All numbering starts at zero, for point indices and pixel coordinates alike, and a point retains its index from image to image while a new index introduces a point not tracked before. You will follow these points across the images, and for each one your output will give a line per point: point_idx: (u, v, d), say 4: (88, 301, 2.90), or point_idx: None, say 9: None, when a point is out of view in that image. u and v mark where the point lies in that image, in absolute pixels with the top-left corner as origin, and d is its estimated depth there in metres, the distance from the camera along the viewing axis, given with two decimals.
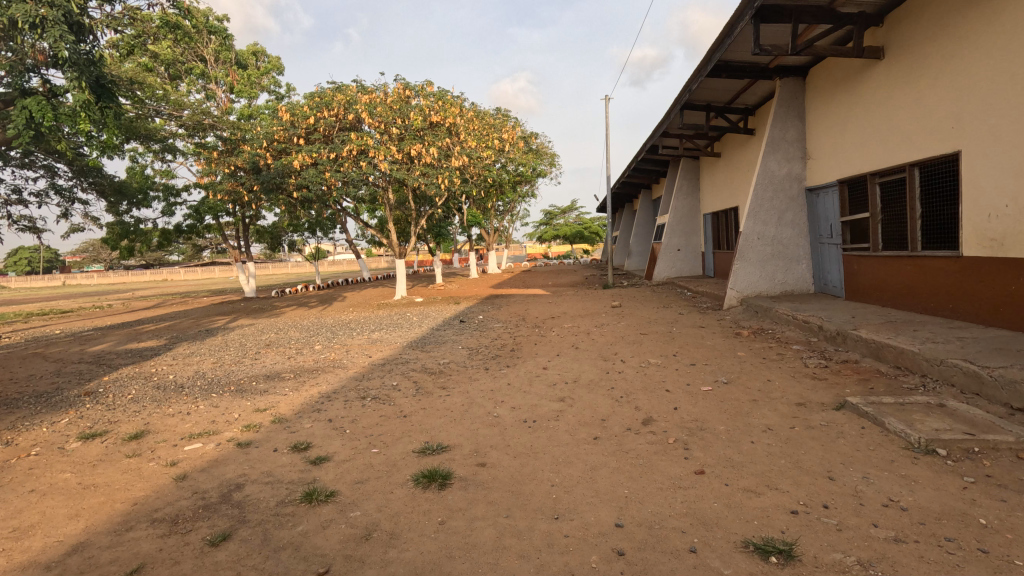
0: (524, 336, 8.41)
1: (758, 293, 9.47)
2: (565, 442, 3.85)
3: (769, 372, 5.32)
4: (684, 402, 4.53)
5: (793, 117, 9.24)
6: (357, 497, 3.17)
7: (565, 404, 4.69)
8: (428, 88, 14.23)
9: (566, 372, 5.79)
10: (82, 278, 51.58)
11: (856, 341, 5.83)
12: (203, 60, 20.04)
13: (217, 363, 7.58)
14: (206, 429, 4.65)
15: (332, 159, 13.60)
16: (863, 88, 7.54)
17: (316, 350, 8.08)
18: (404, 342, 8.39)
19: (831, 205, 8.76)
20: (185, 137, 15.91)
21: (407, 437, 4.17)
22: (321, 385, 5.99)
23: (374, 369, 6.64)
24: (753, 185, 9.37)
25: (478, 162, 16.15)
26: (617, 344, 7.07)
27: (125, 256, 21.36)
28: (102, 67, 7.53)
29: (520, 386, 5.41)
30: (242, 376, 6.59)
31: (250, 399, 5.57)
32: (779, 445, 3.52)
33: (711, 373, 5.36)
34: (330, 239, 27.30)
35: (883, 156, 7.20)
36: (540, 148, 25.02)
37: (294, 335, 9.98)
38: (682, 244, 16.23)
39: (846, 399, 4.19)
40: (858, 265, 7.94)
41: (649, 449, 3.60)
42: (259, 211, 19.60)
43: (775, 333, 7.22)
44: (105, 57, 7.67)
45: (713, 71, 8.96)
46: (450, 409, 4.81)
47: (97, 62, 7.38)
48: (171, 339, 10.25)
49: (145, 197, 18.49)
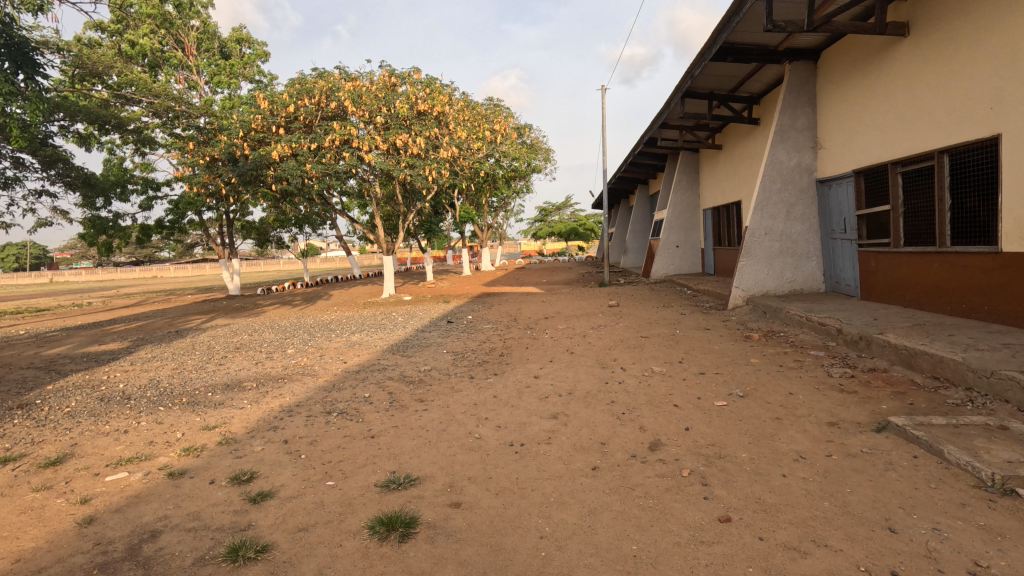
0: (514, 338, 7.75)
1: (766, 292, 8.86)
2: (557, 474, 3.20)
3: (789, 383, 4.70)
4: (696, 422, 3.89)
5: (803, 103, 8.63)
6: (296, 553, 2.52)
7: (558, 423, 4.05)
8: (415, 75, 13.61)
9: (560, 382, 5.15)
10: (70, 275, 50.67)
11: (883, 347, 5.23)
12: (184, 48, 19.21)
13: (176, 370, 6.88)
14: (139, 453, 3.97)
15: (313, 150, 12.93)
16: (885, 71, 6.93)
17: (287, 355, 7.39)
18: (385, 346, 7.72)
19: (845, 197, 8.16)
20: (161, 128, 15.16)
21: (370, 465, 3.52)
22: (284, 397, 5.32)
23: (348, 377, 5.97)
24: (760, 176, 8.74)
25: (469, 154, 15.48)
26: (616, 348, 6.44)
27: (102, 252, 20.50)
28: (19, 31, 6.67)
29: (508, 398, 4.76)
30: (199, 386, 5.90)
31: (200, 413, 4.88)
32: (817, 480, 2.90)
33: (724, 385, 4.74)
34: (318, 235, 26.54)
35: (907, 143, 6.58)
36: (534, 142, 24.39)
37: (268, 336, 9.29)
38: (682, 240, 15.62)
39: (888, 420, 3.57)
40: (875, 262, 7.34)
41: (660, 486, 2.97)
42: (242, 206, 18.90)
43: (788, 337, 6.61)
44: (22, 19, 6.73)
45: (719, 54, 8.31)
46: (425, 428, 4.15)
47: (8, 23, 6.53)
48: (136, 341, 9.50)
49: (122, 191, 17.69)
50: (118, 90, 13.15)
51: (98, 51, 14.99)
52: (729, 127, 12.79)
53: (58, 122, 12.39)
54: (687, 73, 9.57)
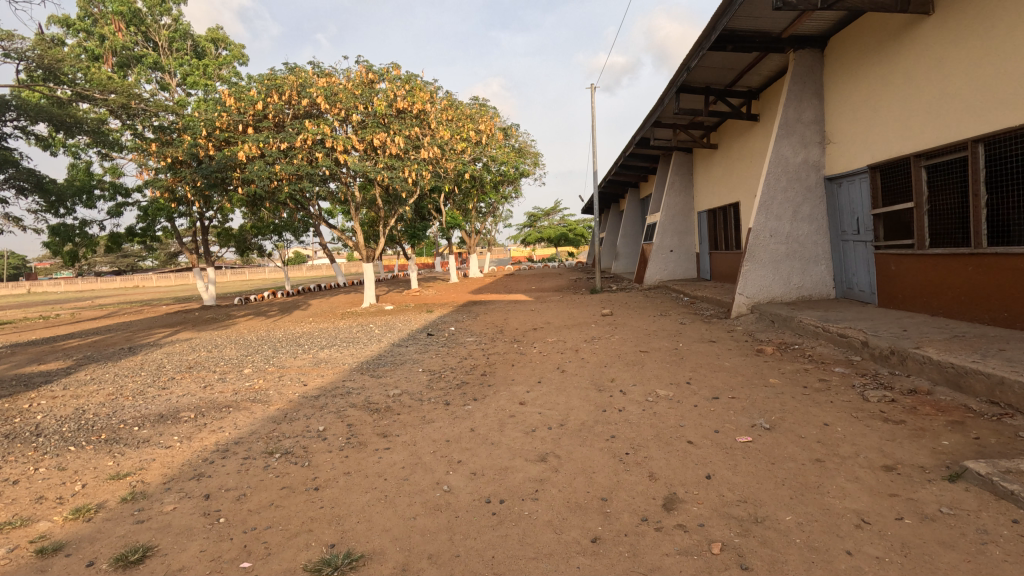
0: (500, 354, 6.96)
1: (772, 299, 8.18)
2: (546, 551, 2.41)
3: (821, 411, 3.95)
4: (718, 467, 3.12)
5: (810, 95, 8.01)
6: None
7: (548, 469, 3.27)
8: (394, 71, 12.84)
9: (550, 411, 4.38)
10: (47, 283, 49.05)
11: (922, 364, 4.52)
12: (154, 47, 18.22)
13: (111, 396, 5.99)
14: (15, 517, 3.10)
15: (284, 150, 12.11)
16: (906, 55, 6.32)
17: (241, 376, 6.53)
18: (354, 364, 6.89)
19: (858, 195, 7.49)
20: (125, 128, 14.26)
21: (304, 536, 2.71)
22: (223, 431, 4.47)
23: (304, 405, 5.13)
24: (765, 174, 8.07)
25: (453, 155, 14.69)
26: (613, 366, 5.69)
27: (68, 262, 19.42)
28: None
29: (487, 433, 3.97)
30: (127, 418, 5.01)
31: (114, 456, 4.02)
32: (897, 563, 2.14)
33: (744, 413, 3.99)
34: (298, 242, 25.53)
35: (931, 131, 5.96)
36: (522, 146, 23.73)
37: (229, 353, 8.41)
38: (676, 244, 14.92)
39: (962, 466, 2.83)
40: (895, 266, 6.67)
41: (686, 571, 2.19)
42: (216, 212, 17.99)
43: (804, 350, 5.89)
44: None
45: (718, 41, 7.67)
46: (382, 476, 3.35)
47: None
48: (82, 359, 8.55)
49: (87, 197, 16.71)
50: (74, 87, 12.26)
51: (59, 47, 14.11)
52: (725, 125, 12.16)
53: (8, 123, 11.48)
54: (682, 65, 8.94)
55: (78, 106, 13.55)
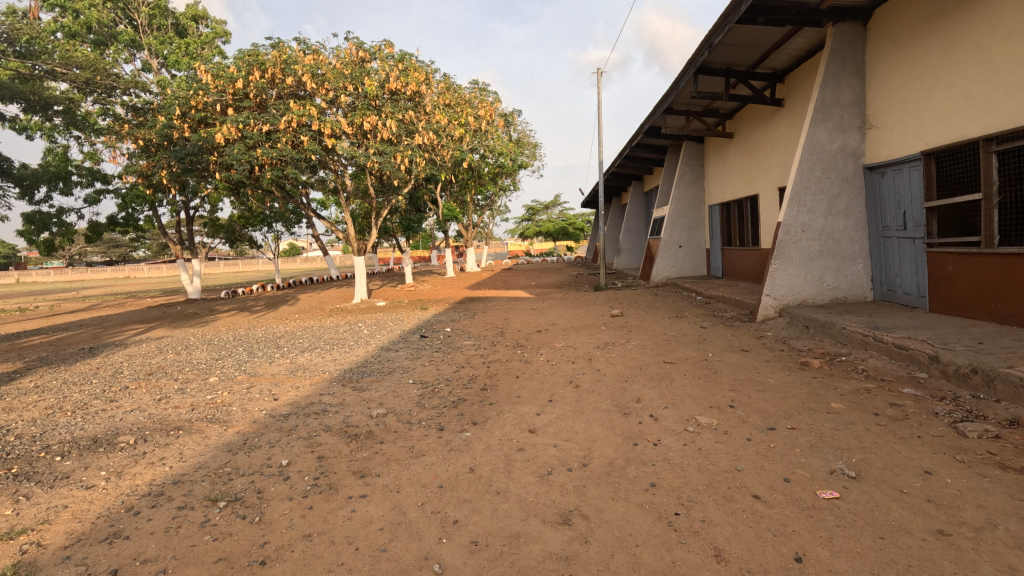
0: (503, 362, 6.13)
1: (803, 302, 7.38)
2: None
3: (914, 453, 3.11)
4: (808, 542, 2.29)
5: (850, 75, 7.18)
6: None
7: (575, 539, 2.43)
8: (387, 49, 11.89)
9: (568, 444, 3.54)
10: (35, 273, 47.83)
11: (1019, 389, 3.70)
12: (135, 26, 17.26)
13: (48, 411, 5.09)
14: None
15: (266, 132, 11.26)
16: (974, 24, 5.46)
17: (205, 387, 5.66)
18: (335, 372, 6.04)
19: (906, 186, 6.66)
20: (97, 107, 13.29)
21: None
22: (163, 465, 3.60)
23: (269, 428, 4.26)
24: (798, 162, 7.22)
25: (450, 142, 13.76)
26: (635, 381, 4.87)
27: (45, 251, 18.46)
28: None
29: (490, 476, 3.13)
30: (54, 443, 4.13)
31: (17, 501, 3.15)
32: None
33: (814, 453, 3.16)
34: (289, 233, 24.54)
35: (1006, 111, 5.12)
36: (521, 136, 22.78)
37: (198, 356, 7.51)
38: (686, 239, 14.06)
39: None
40: (954, 266, 5.85)
41: None
42: (199, 200, 17.04)
43: (856, 363, 5.07)
44: None
45: (748, 13, 6.77)
46: (352, 545, 2.51)
47: None
48: (34, 361, 7.65)
49: (64, 184, 15.75)
50: (36, 59, 11.23)
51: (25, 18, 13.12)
52: (744, 111, 11.33)
53: None
54: (703, 42, 8.07)
55: (47, 84, 12.59)
